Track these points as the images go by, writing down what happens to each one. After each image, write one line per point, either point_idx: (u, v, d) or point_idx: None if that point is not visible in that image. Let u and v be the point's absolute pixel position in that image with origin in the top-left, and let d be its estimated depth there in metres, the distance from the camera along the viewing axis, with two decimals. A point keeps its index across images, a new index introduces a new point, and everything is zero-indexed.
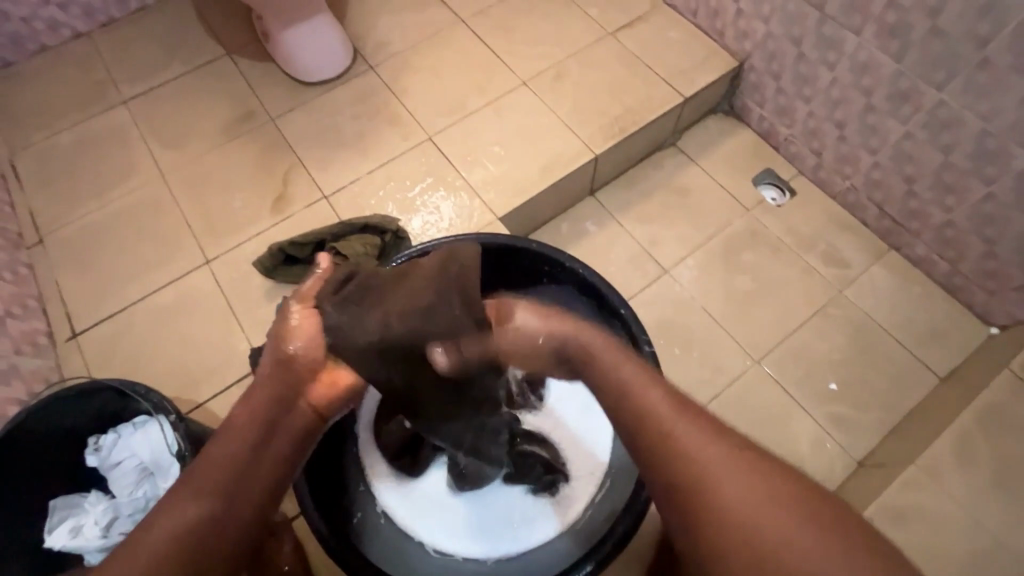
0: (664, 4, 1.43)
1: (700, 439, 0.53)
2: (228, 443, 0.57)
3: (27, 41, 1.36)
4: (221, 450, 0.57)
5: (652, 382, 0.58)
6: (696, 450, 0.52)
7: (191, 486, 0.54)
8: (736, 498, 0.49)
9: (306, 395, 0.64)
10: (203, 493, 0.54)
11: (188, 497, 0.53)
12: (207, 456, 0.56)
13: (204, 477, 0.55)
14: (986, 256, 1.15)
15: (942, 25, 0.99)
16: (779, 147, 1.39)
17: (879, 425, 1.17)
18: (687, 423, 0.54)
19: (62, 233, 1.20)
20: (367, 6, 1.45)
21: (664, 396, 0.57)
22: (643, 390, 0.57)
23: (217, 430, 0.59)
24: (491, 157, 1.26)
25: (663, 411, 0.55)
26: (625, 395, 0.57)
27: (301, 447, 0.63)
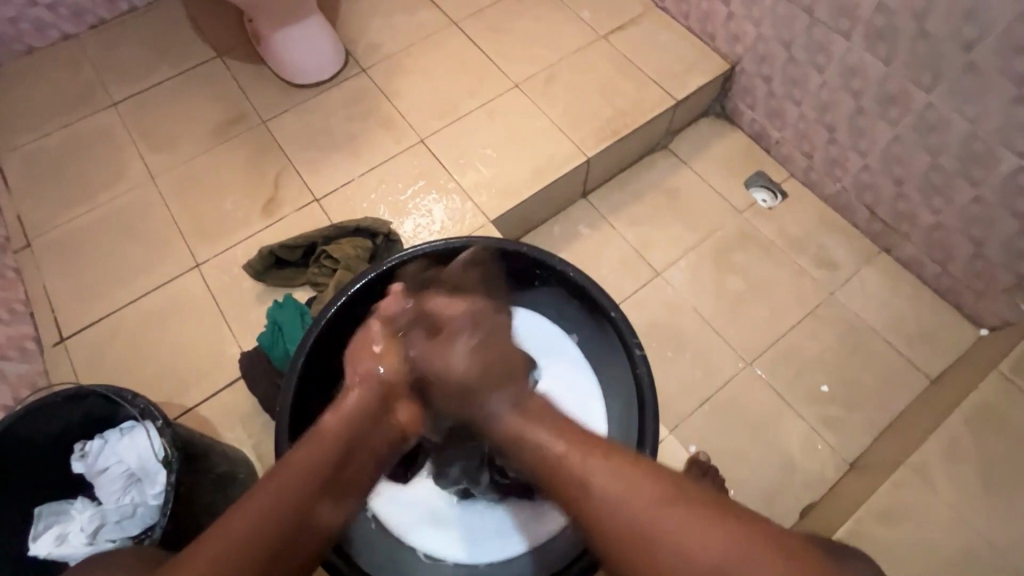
0: (656, 7, 1.44)
1: (615, 488, 0.56)
2: (324, 436, 0.68)
3: (15, 43, 1.35)
4: (316, 451, 0.66)
5: (557, 434, 0.65)
6: (610, 492, 0.57)
7: (288, 471, 0.63)
8: (665, 531, 0.52)
9: (392, 415, 0.77)
10: (297, 476, 0.63)
11: (283, 480, 0.62)
12: (304, 451, 0.65)
13: (301, 474, 0.63)
14: (975, 257, 1.16)
15: (928, 28, 1.00)
16: (770, 149, 1.40)
17: (869, 426, 1.17)
18: (598, 466, 0.59)
19: (50, 237, 1.19)
20: (359, 8, 1.44)
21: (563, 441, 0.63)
22: (550, 445, 0.64)
23: (312, 430, 0.69)
24: (482, 160, 1.26)
25: (570, 456, 0.61)
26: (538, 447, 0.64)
27: (379, 461, 0.74)
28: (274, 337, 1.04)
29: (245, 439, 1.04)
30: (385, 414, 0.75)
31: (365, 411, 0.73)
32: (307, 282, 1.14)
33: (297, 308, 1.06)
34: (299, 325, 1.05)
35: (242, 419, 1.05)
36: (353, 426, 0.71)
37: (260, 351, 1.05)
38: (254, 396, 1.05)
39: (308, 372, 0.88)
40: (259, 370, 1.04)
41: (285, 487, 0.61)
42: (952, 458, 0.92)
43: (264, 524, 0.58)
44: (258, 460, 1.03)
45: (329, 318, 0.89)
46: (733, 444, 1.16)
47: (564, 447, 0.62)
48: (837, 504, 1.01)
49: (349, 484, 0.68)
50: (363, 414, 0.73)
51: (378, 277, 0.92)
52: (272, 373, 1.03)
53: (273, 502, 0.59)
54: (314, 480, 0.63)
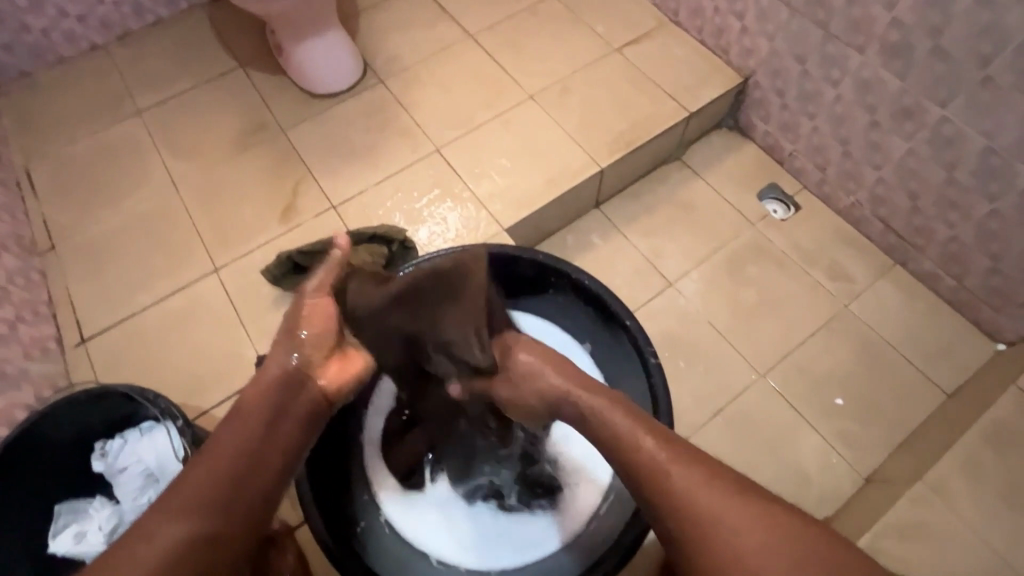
0: (670, 21, 1.46)
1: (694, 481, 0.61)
2: (243, 417, 0.64)
3: (46, 52, 1.40)
4: (234, 431, 0.63)
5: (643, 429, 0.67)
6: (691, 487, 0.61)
7: (211, 455, 0.61)
8: (729, 531, 0.57)
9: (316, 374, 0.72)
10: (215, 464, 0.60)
11: (198, 474, 0.59)
12: (221, 436, 0.63)
13: (221, 457, 0.61)
14: (992, 272, 1.15)
15: (943, 43, 1.01)
16: (784, 162, 1.40)
17: (885, 441, 1.16)
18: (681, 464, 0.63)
19: (75, 240, 1.22)
20: (378, 21, 1.48)
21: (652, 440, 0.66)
22: (636, 438, 0.67)
23: (231, 411, 0.66)
24: (497, 169, 1.28)
25: (658, 455, 0.64)
26: (622, 442, 0.67)
27: (315, 424, 0.71)
28: None
29: None
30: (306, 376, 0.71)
31: (284, 381, 0.68)
32: None
33: None
34: None
35: None
36: (274, 402, 0.66)
37: None
38: None
39: None
40: None
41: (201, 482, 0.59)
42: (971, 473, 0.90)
43: (179, 520, 0.56)
44: None
45: None
46: (747, 457, 1.15)
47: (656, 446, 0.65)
48: (853, 519, 0.99)
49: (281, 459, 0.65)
50: (282, 383, 0.68)
51: None
52: None
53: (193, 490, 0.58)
54: (239, 460, 0.61)
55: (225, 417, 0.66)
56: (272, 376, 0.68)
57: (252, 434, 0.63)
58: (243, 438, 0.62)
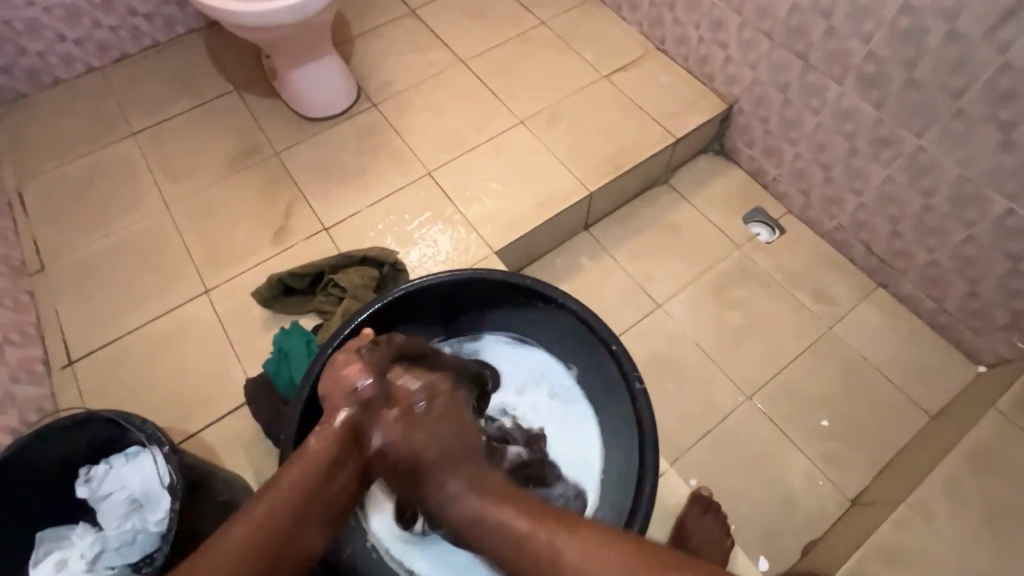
0: (657, 49, 1.50)
1: (589, 570, 0.53)
2: (308, 462, 0.62)
3: (42, 74, 1.41)
4: (302, 472, 0.61)
5: (523, 513, 0.59)
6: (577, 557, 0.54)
7: (275, 493, 0.60)
8: None
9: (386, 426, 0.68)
10: (289, 495, 0.60)
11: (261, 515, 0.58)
12: (290, 475, 0.61)
13: (285, 500, 0.59)
14: (971, 296, 1.18)
15: (916, 76, 1.05)
16: (769, 186, 1.44)
17: (871, 464, 1.17)
18: (570, 541, 0.55)
19: (65, 261, 1.22)
20: (371, 47, 1.51)
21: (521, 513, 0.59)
22: (512, 527, 0.58)
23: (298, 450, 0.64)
24: (487, 193, 1.30)
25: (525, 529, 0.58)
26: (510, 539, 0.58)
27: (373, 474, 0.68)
28: (279, 363, 1.06)
29: (247, 466, 1.04)
30: (376, 428, 0.67)
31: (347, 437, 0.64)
32: (314, 309, 1.16)
33: (302, 334, 1.08)
34: (303, 352, 1.06)
35: (245, 445, 1.05)
36: (338, 449, 0.63)
37: (266, 377, 1.07)
38: (257, 423, 1.06)
39: (311, 403, 0.88)
40: (263, 397, 1.06)
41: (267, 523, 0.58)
42: (953, 495, 0.91)
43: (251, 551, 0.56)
44: (259, 487, 1.02)
45: (333, 349, 0.90)
46: (734, 479, 1.16)
47: (528, 525, 0.58)
48: (839, 541, 1.00)
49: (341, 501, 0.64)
50: (352, 433, 0.65)
51: (385, 305, 0.94)
52: (275, 401, 1.05)
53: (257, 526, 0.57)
54: (301, 504, 0.60)
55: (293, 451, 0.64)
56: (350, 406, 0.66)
57: (318, 477, 0.62)
58: (311, 475, 0.61)
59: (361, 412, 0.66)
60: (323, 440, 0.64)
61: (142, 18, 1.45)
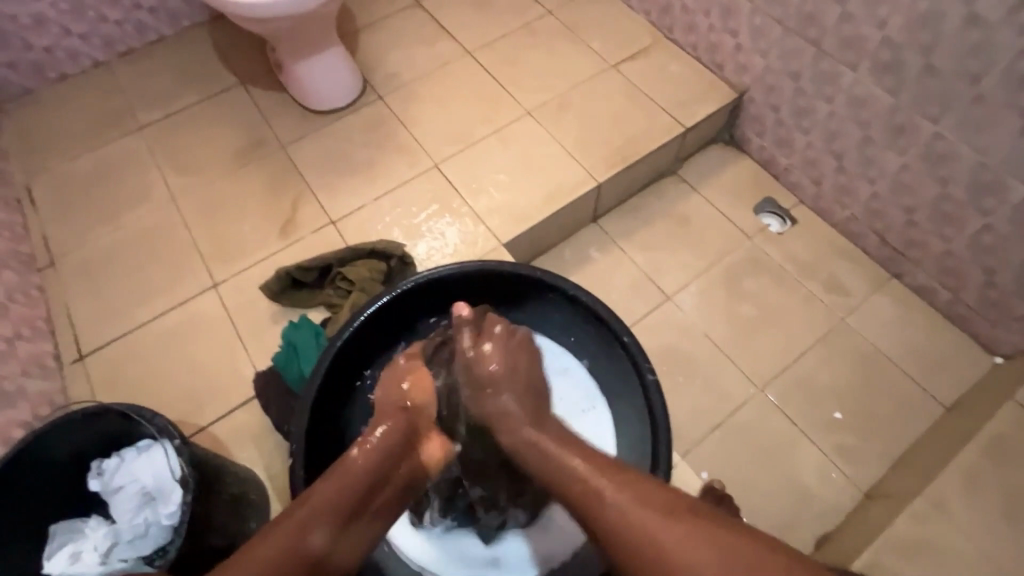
0: (666, 38, 1.48)
1: (633, 497, 0.55)
2: (347, 469, 0.64)
3: (48, 69, 1.41)
4: (343, 482, 0.63)
5: (574, 455, 0.62)
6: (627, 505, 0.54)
7: (318, 501, 0.60)
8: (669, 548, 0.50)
9: (417, 450, 0.73)
10: (331, 504, 0.60)
11: (302, 516, 0.57)
12: (331, 484, 0.62)
13: (325, 508, 0.59)
14: (988, 286, 1.16)
15: (934, 61, 1.02)
16: (780, 176, 1.42)
17: (885, 456, 1.16)
18: (615, 482, 0.57)
19: (74, 256, 1.22)
20: (377, 38, 1.50)
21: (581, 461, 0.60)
22: (570, 468, 0.60)
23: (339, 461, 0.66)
24: (495, 185, 1.29)
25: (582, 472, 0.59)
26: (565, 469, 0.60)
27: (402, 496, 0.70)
28: (288, 357, 1.05)
29: (257, 460, 1.03)
30: (411, 450, 0.72)
31: (389, 449, 0.69)
32: (322, 303, 1.15)
33: (311, 328, 1.08)
34: (313, 346, 1.06)
35: (255, 439, 1.05)
36: (377, 463, 0.67)
37: (275, 370, 1.07)
38: (267, 416, 1.06)
39: (321, 396, 0.89)
40: (274, 391, 1.06)
41: (309, 526, 0.57)
42: (971, 487, 0.90)
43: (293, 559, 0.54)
44: (269, 480, 1.02)
45: (344, 341, 0.90)
46: (746, 472, 1.15)
47: (584, 466, 0.60)
48: (853, 535, 0.99)
49: (372, 518, 0.64)
50: (391, 447, 0.70)
51: (394, 300, 0.94)
52: (286, 393, 1.05)
53: (302, 530, 0.56)
54: (342, 512, 0.60)
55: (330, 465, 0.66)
56: (393, 435, 0.71)
57: (356, 488, 0.63)
58: (353, 485, 0.63)
59: (407, 424, 0.74)
60: (361, 450, 0.68)
61: (148, 11, 1.44)
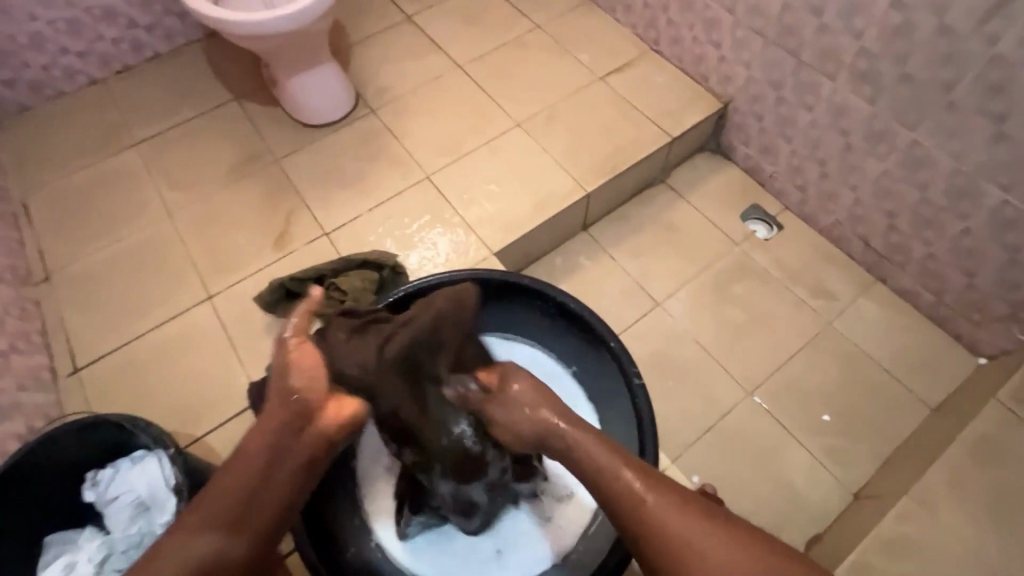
0: (652, 50, 1.51)
1: (671, 512, 0.61)
2: (236, 462, 0.64)
3: (45, 87, 1.43)
4: (235, 476, 0.63)
5: (620, 461, 0.66)
6: (670, 518, 0.61)
7: (212, 498, 0.61)
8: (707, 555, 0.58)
9: (315, 420, 0.69)
10: (227, 493, 0.61)
11: (199, 517, 0.60)
12: (223, 481, 0.62)
13: (220, 504, 0.61)
14: (969, 288, 1.18)
15: (909, 71, 1.06)
16: (765, 183, 1.44)
17: (874, 457, 1.17)
18: (657, 493, 0.62)
19: (70, 270, 1.24)
20: (369, 53, 1.53)
21: (627, 470, 0.65)
22: (616, 472, 0.65)
23: (232, 456, 0.65)
24: (486, 195, 1.31)
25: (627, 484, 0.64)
26: (603, 476, 0.65)
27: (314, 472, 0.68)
28: None
29: None
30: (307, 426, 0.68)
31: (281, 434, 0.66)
32: None
33: None
34: None
35: None
36: (271, 449, 0.65)
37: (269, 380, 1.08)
38: None
39: None
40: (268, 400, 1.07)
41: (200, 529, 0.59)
42: (954, 487, 0.91)
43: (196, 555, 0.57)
44: None
45: None
46: (737, 475, 1.16)
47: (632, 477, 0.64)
48: (842, 535, 1.00)
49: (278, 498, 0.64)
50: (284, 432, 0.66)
51: (382, 309, 0.95)
52: None
53: (195, 532, 0.59)
54: (235, 503, 0.61)
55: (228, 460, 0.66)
56: (282, 419, 0.67)
57: (252, 476, 0.63)
58: (247, 474, 0.63)
59: (296, 406, 0.68)
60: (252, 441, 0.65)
61: (143, 29, 1.47)
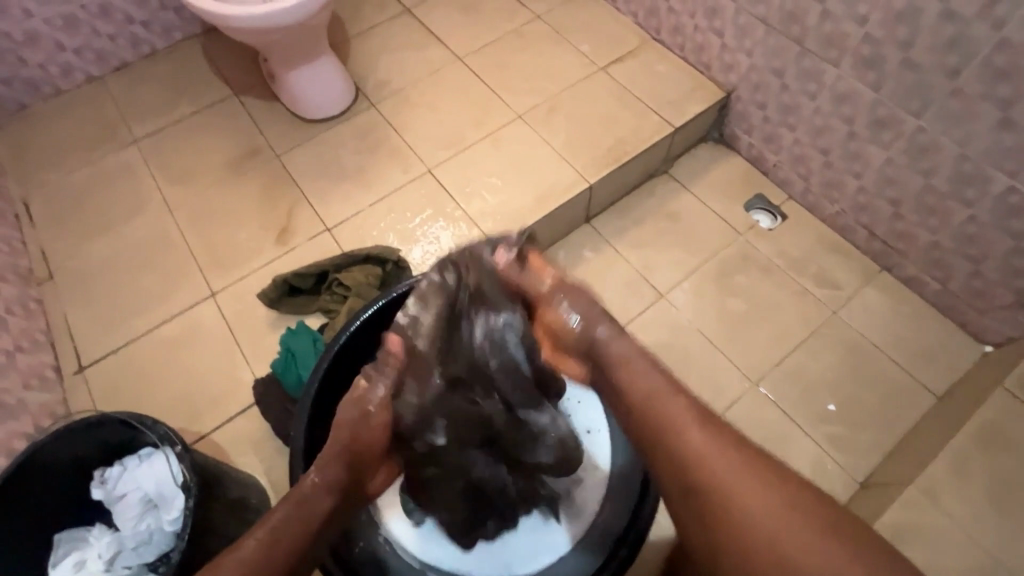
0: (653, 40, 1.50)
1: (723, 452, 0.60)
2: (303, 493, 0.71)
3: (43, 85, 1.42)
4: (308, 509, 0.70)
5: (687, 399, 0.65)
6: (716, 455, 0.60)
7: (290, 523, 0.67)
8: (750, 504, 0.56)
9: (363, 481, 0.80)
10: (304, 517, 0.69)
11: (270, 534, 0.65)
12: (299, 511, 0.69)
13: (294, 530, 0.67)
14: (974, 275, 1.17)
15: (913, 56, 1.04)
16: (769, 172, 1.43)
17: (879, 447, 1.17)
18: (717, 436, 0.62)
19: (72, 269, 1.24)
20: (368, 46, 1.51)
21: (687, 404, 0.65)
22: (671, 401, 0.65)
23: (303, 486, 0.72)
24: (487, 188, 1.31)
25: (683, 415, 0.64)
26: (653, 398, 0.66)
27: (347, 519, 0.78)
28: (286, 363, 1.06)
29: (258, 466, 1.04)
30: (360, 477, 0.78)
31: (342, 483, 0.74)
32: (319, 309, 1.17)
33: (309, 334, 1.09)
34: (310, 351, 1.07)
35: (255, 445, 1.06)
36: (335, 493, 0.73)
37: (274, 376, 1.08)
38: (267, 422, 1.07)
39: (319, 399, 0.90)
40: (273, 396, 1.07)
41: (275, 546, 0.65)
42: (959, 474, 0.91)
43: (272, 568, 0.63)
44: (271, 485, 1.03)
45: (341, 345, 0.92)
46: None
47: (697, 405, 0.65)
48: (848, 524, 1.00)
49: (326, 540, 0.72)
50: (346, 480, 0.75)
51: (387, 304, 0.95)
52: (285, 399, 1.06)
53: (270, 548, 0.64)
54: (306, 534, 0.68)
55: (292, 486, 0.72)
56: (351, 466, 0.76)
57: (320, 514, 0.70)
58: (316, 512, 0.70)
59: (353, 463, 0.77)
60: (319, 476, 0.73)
61: (139, 25, 1.46)
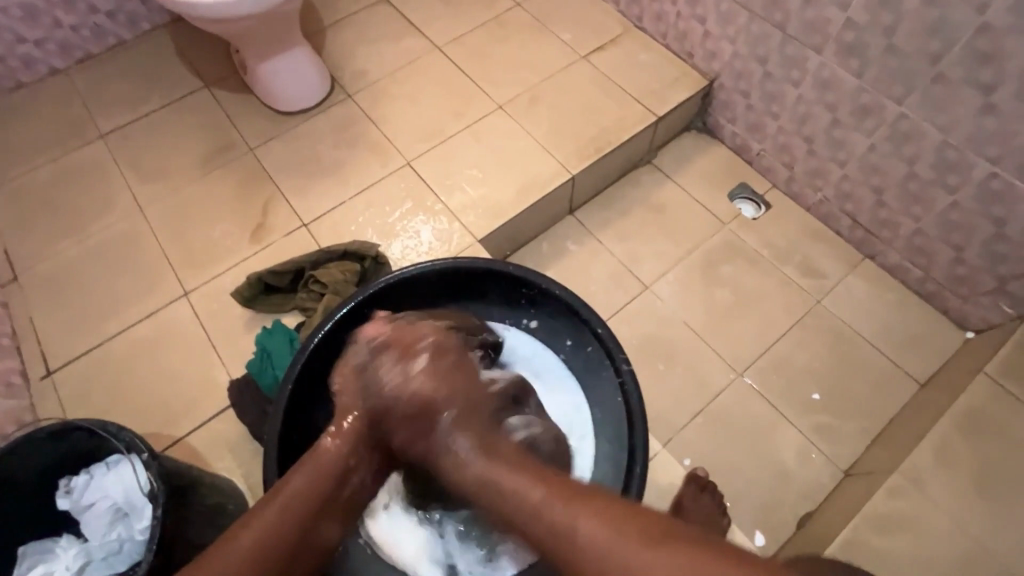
0: (635, 27, 1.47)
1: (594, 530, 0.53)
2: (322, 461, 0.67)
3: (3, 79, 1.37)
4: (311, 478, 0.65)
5: (536, 483, 0.60)
6: (588, 532, 0.54)
7: (288, 496, 0.63)
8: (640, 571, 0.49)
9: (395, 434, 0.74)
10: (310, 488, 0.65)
11: (280, 505, 0.62)
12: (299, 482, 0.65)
13: (294, 503, 0.63)
14: (956, 262, 1.18)
15: (896, 42, 1.03)
16: (753, 161, 1.42)
17: (862, 434, 1.17)
18: (585, 514, 0.55)
19: (37, 271, 1.19)
20: (344, 36, 1.47)
21: (539, 488, 0.59)
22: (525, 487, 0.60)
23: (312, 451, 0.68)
24: (468, 180, 1.28)
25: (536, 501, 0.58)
26: (505, 497, 0.61)
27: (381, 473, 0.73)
28: (262, 364, 1.04)
29: (236, 470, 1.02)
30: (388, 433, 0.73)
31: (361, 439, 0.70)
32: (296, 307, 1.14)
33: (285, 334, 1.06)
34: (286, 352, 1.05)
35: (233, 449, 1.03)
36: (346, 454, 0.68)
37: (249, 377, 1.05)
38: (244, 425, 1.04)
39: (294, 400, 0.87)
40: (249, 398, 1.05)
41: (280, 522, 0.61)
42: (943, 463, 0.91)
43: (276, 544, 0.60)
44: (250, 489, 1.01)
45: (315, 345, 0.89)
46: (729, 457, 1.16)
47: (543, 496, 0.58)
48: (834, 513, 1.00)
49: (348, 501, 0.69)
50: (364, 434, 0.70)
51: (363, 301, 0.92)
52: (261, 400, 1.03)
53: (273, 528, 0.61)
54: (309, 506, 0.64)
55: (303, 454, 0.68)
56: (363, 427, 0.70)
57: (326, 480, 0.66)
58: (323, 478, 0.66)
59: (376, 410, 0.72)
60: (335, 441, 0.69)
61: (104, 15, 1.40)
